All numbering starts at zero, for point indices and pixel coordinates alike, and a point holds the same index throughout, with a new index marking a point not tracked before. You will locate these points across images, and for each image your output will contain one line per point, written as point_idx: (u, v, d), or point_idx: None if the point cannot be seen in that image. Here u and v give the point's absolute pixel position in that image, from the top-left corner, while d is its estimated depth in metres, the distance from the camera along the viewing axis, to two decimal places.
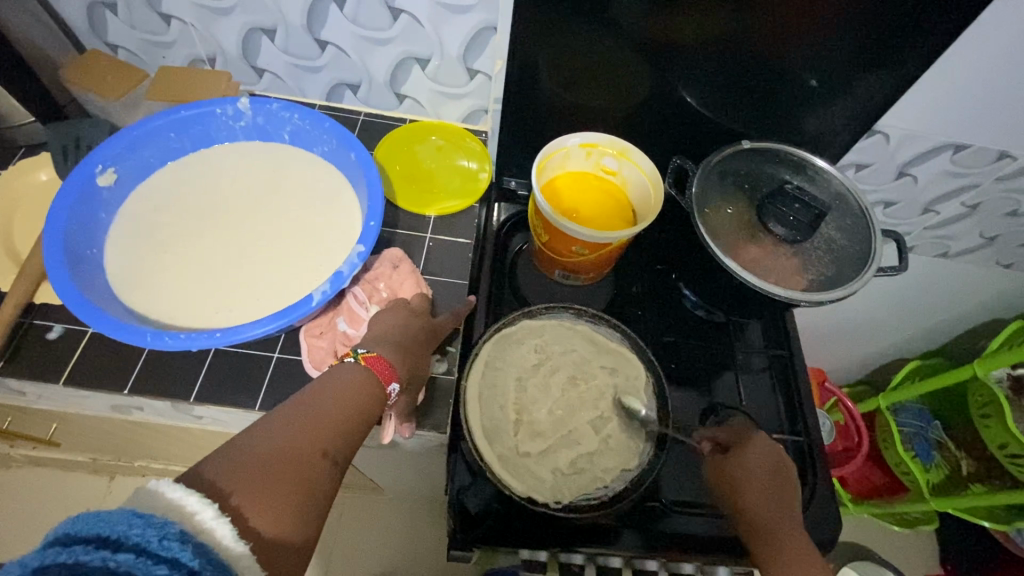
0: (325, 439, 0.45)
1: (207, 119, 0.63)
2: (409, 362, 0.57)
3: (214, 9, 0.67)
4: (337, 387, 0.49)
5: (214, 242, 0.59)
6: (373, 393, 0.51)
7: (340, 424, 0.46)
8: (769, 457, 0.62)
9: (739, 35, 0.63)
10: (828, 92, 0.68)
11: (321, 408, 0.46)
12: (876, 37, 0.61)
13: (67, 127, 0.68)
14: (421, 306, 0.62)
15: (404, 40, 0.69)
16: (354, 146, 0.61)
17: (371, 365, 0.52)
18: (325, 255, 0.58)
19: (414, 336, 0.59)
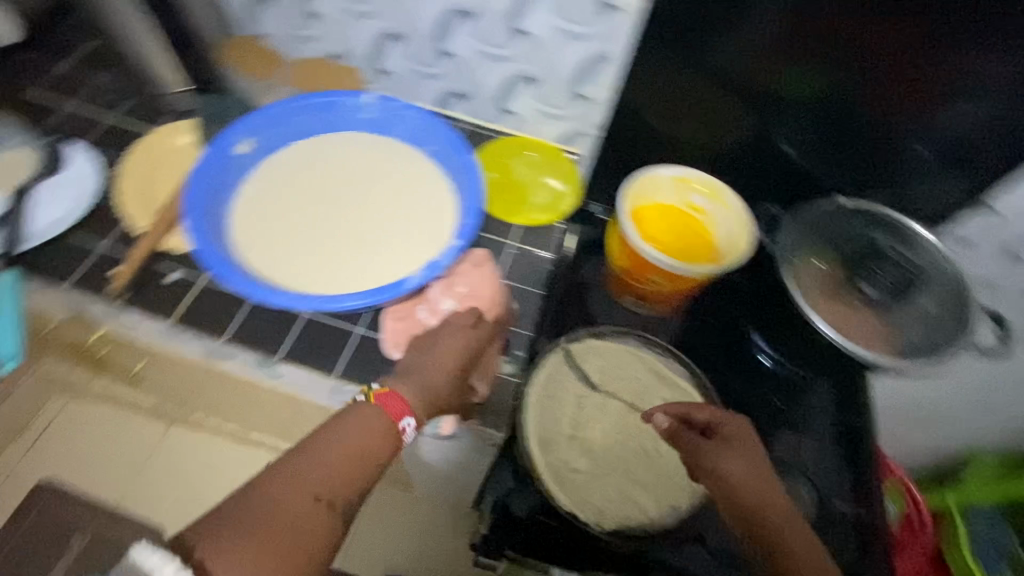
0: (324, 483, 0.46)
1: (336, 108, 0.69)
2: (429, 401, 0.55)
3: (356, 13, 0.75)
4: (346, 430, 0.50)
5: (325, 217, 0.64)
6: (382, 438, 0.51)
7: (345, 467, 0.47)
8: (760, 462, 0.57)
9: (848, 90, 0.64)
10: (939, 158, 0.66)
11: (331, 452, 0.48)
12: (994, 107, 0.60)
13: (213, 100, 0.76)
14: (462, 340, 0.59)
15: (520, 59, 0.73)
16: (462, 152, 0.67)
17: (381, 401, 0.53)
18: (422, 245, 0.63)
19: (440, 371, 0.57)
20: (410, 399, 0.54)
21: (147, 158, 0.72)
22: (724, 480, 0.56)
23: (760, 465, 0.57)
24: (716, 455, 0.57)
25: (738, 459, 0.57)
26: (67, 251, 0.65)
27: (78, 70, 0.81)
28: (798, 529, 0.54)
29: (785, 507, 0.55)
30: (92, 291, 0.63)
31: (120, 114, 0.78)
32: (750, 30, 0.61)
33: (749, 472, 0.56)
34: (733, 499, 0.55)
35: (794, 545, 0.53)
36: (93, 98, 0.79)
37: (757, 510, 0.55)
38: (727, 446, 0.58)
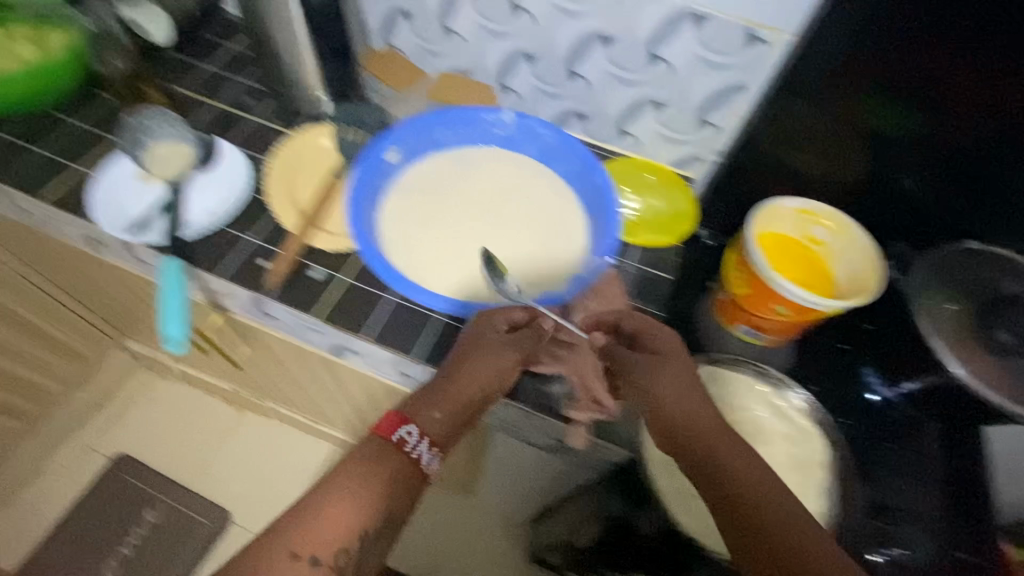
0: (309, 542, 0.50)
1: (475, 122, 0.72)
2: (443, 410, 0.58)
3: (494, 31, 0.77)
4: (347, 476, 0.54)
5: (468, 225, 0.68)
6: (394, 464, 0.55)
7: (328, 527, 0.51)
8: (653, 361, 0.58)
9: (992, 132, 0.60)
10: None
11: (328, 502, 0.52)
12: None
13: (351, 107, 0.80)
14: (495, 352, 0.59)
15: (652, 84, 0.75)
16: (599, 172, 0.68)
17: (380, 427, 0.57)
18: (559, 259, 0.67)
19: (466, 392, 0.58)
20: (418, 413, 0.58)
21: (291, 157, 0.76)
22: (642, 384, 0.58)
23: (682, 381, 0.58)
24: (642, 365, 0.59)
25: (661, 370, 0.58)
26: (221, 243, 0.69)
27: (223, 71, 0.86)
28: (733, 452, 0.55)
29: (712, 423, 0.56)
30: (245, 282, 0.67)
31: (261, 115, 0.82)
32: (899, 62, 0.59)
33: (671, 386, 0.57)
34: (653, 406, 0.57)
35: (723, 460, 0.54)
36: (237, 98, 0.83)
37: (679, 420, 0.56)
38: (658, 360, 0.58)
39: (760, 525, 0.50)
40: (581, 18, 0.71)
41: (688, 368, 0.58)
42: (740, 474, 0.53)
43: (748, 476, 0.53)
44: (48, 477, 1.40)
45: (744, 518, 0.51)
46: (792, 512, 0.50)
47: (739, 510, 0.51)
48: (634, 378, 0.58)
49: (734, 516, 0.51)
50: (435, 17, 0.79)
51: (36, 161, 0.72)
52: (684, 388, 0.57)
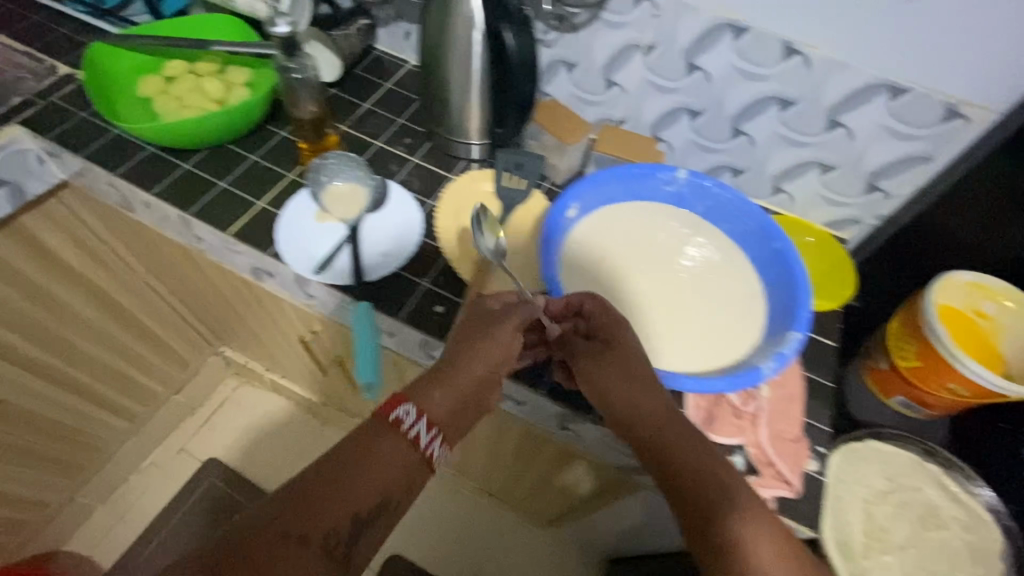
0: (304, 524, 0.45)
1: (648, 179, 0.72)
2: (453, 395, 0.55)
3: (660, 86, 0.78)
4: (340, 458, 0.49)
5: (650, 289, 0.67)
6: (390, 446, 0.51)
7: (328, 509, 0.46)
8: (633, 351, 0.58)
9: None
10: None
11: (319, 484, 0.48)
12: None
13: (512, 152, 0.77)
14: (497, 341, 0.58)
15: (824, 147, 0.74)
16: (780, 238, 0.66)
17: (380, 412, 0.52)
18: (742, 335, 0.63)
19: (470, 375, 0.56)
20: (415, 398, 0.54)
21: (456, 201, 0.78)
22: (624, 377, 0.57)
23: (634, 370, 0.57)
24: (620, 358, 0.58)
25: (632, 362, 0.57)
26: (395, 286, 0.71)
27: (382, 112, 0.89)
28: (692, 447, 0.53)
29: (663, 409, 0.55)
30: (422, 327, 0.69)
31: (420, 157, 0.85)
32: None
33: (646, 385, 0.56)
34: (626, 400, 0.56)
35: (683, 455, 0.52)
36: (396, 138, 0.86)
37: (658, 417, 0.55)
38: (625, 350, 0.58)
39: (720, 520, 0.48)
40: (761, 81, 0.71)
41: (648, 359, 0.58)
42: (704, 467, 0.51)
43: (708, 469, 0.51)
44: (145, 475, 1.46)
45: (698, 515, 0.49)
46: (757, 518, 0.48)
47: (707, 507, 0.49)
48: (614, 377, 0.58)
49: (690, 513, 0.50)
50: (598, 69, 0.80)
51: (221, 195, 0.75)
52: (641, 377, 0.57)
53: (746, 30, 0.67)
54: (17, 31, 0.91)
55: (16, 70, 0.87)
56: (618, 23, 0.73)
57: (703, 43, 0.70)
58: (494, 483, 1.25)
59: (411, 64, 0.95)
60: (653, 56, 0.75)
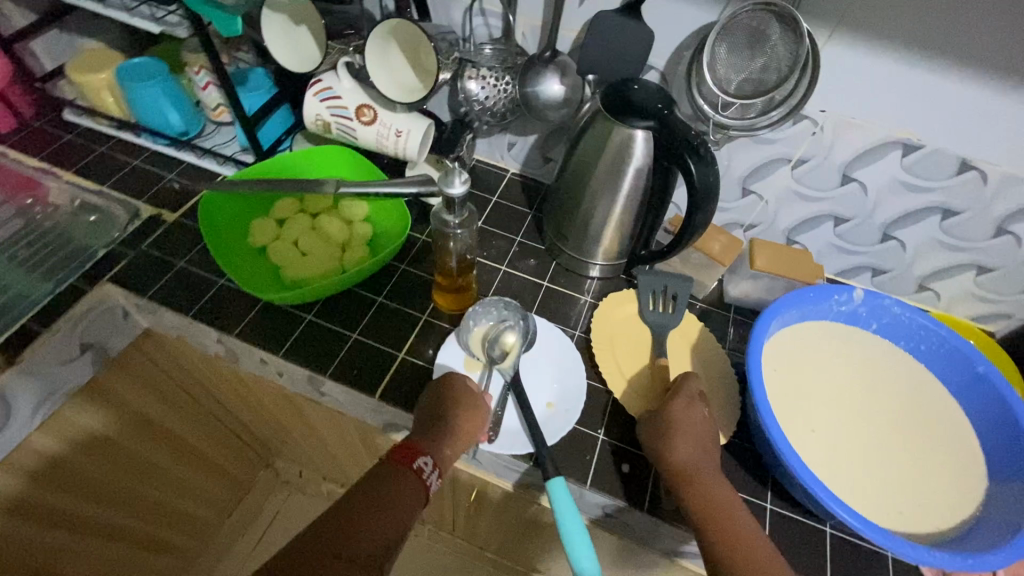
0: (347, 544, 0.48)
1: (823, 300, 0.68)
2: (447, 445, 0.57)
3: (804, 195, 0.75)
4: (363, 488, 0.52)
5: (853, 439, 0.61)
6: (408, 483, 0.53)
7: (366, 531, 0.49)
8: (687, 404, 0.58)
9: None
10: None
11: (347, 509, 0.50)
12: None
13: (657, 274, 0.73)
14: (472, 400, 0.60)
15: (985, 251, 0.72)
16: (983, 360, 0.63)
17: (396, 454, 0.55)
18: (971, 484, 0.58)
19: (462, 428, 0.58)
20: (423, 443, 0.56)
21: (606, 328, 0.73)
22: (663, 436, 0.57)
23: (689, 421, 0.58)
24: (664, 416, 0.58)
25: (674, 422, 0.57)
26: (570, 444, 0.65)
27: (497, 230, 0.84)
28: (712, 492, 0.54)
29: (697, 462, 0.55)
30: (608, 490, 0.62)
31: (550, 279, 0.80)
32: None
33: (684, 439, 0.56)
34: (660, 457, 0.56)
35: (704, 499, 0.53)
36: (518, 260, 0.81)
37: (688, 468, 0.55)
38: (671, 408, 0.58)
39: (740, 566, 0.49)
40: (926, 192, 0.68)
41: (704, 420, 0.58)
42: (724, 515, 0.52)
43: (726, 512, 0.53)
44: None
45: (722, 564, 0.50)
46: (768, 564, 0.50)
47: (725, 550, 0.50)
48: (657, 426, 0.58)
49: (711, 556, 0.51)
50: (736, 179, 0.77)
51: (357, 350, 0.68)
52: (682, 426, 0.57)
53: (917, 146, 0.65)
54: (85, 169, 0.83)
55: (90, 214, 0.78)
56: (770, 140, 0.70)
57: (864, 157, 0.68)
58: None
59: (512, 172, 0.90)
60: (804, 169, 0.72)
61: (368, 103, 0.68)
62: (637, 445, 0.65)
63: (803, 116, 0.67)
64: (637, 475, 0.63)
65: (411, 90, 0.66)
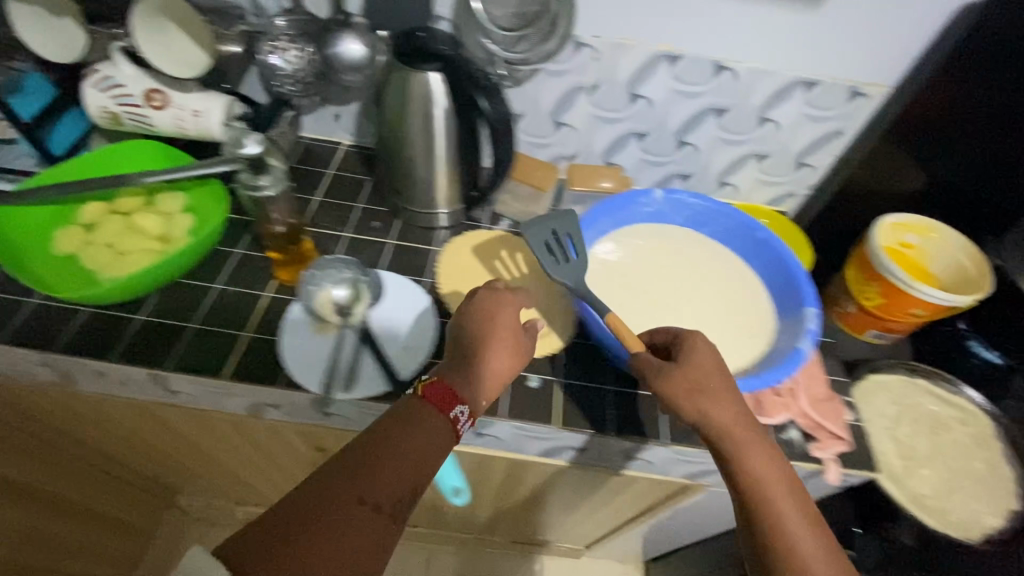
0: (377, 491, 0.49)
1: (630, 204, 0.77)
2: (479, 394, 0.58)
3: (606, 118, 0.83)
4: (393, 430, 0.52)
5: (668, 313, 0.71)
6: (437, 429, 0.54)
7: (392, 473, 0.50)
8: (711, 353, 0.58)
9: None
10: None
11: (377, 459, 0.50)
12: None
13: (542, 224, 0.69)
14: (514, 344, 0.61)
15: (757, 141, 0.84)
16: (760, 228, 0.74)
17: (428, 396, 0.56)
18: (763, 326, 0.70)
19: (489, 369, 0.59)
20: (457, 390, 0.57)
21: (454, 272, 0.76)
22: (695, 395, 0.55)
23: (722, 378, 0.57)
24: (690, 373, 0.56)
25: (703, 378, 0.56)
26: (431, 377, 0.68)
27: (338, 200, 0.85)
28: (757, 451, 0.55)
29: (737, 421, 0.55)
30: None
31: (396, 236, 0.82)
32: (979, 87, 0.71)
33: (719, 399, 0.56)
34: (699, 420, 0.55)
35: (745, 453, 0.55)
36: (363, 223, 0.83)
37: (724, 429, 0.55)
38: (693, 363, 0.57)
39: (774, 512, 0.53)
40: (697, 96, 0.79)
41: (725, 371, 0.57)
42: (761, 463, 0.54)
43: (769, 465, 0.54)
44: None
45: (759, 516, 0.53)
46: (797, 503, 0.53)
47: (765, 502, 0.53)
48: (687, 387, 0.56)
49: (748, 508, 0.54)
50: (547, 113, 0.83)
51: (199, 339, 0.67)
52: (720, 381, 0.56)
53: (679, 57, 0.75)
54: None
55: None
56: (562, 71, 0.77)
57: (641, 75, 0.77)
58: (526, 532, 1.21)
59: (346, 144, 0.91)
60: (598, 93, 0.80)
61: (155, 87, 0.65)
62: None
63: (581, 44, 0.74)
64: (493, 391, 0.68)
65: (193, 65, 0.65)
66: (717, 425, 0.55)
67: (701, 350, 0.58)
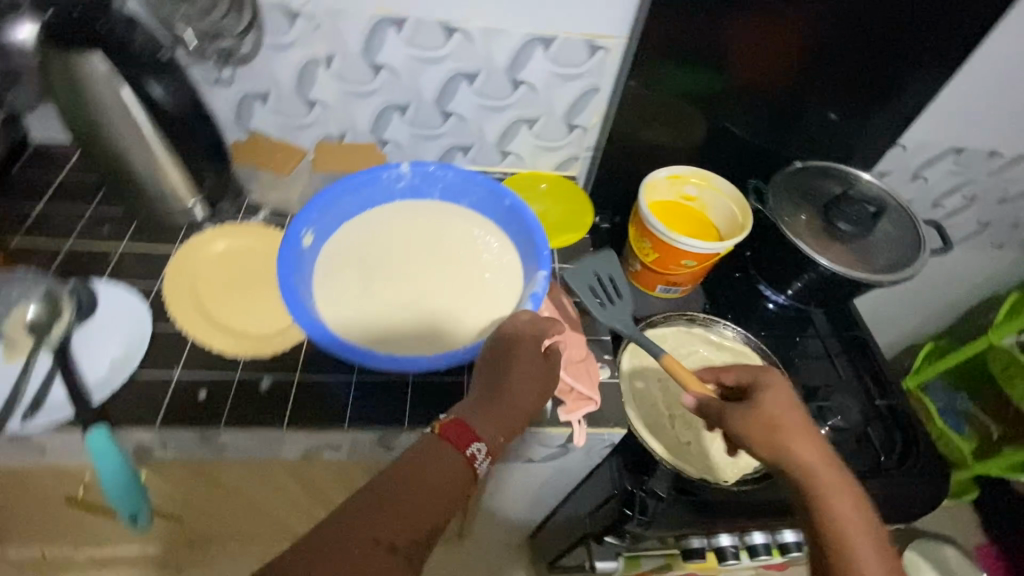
0: (395, 530, 0.46)
1: (374, 183, 0.72)
2: (502, 430, 0.55)
3: (356, 93, 0.78)
4: (420, 467, 0.50)
5: (409, 290, 0.67)
6: (458, 467, 0.51)
7: (412, 513, 0.47)
8: (793, 394, 0.58)
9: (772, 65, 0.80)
10: (836, 117, 0.87)
11: (393, 495, 0.47)
12: (859, 43, 0.78)
13: (582, 269, 0.74)
14: (540, 382, 0.59)
15: (519, 105, 0.81)
16: (508, 194, 0.72)
17: (448, 433, 0.53)
18: (504, 292, 0.68)
19: (520, 408, 0.57)
20: (475, 425, 0.54)
21: (187, 274, 0.69)
22: (770, 426, 0.55)
23: (800, 417, 0.56)
24: (760, 409, 0.56)
25: (776, 412, 0.56)
26: (140, 392, 0.62)
27: (64, 207, 0.76)
28: (841, 492, 0.51)
29: (820, 459, 0.53)
30: (183, 420, 0.60)
31: (130, 241, 0.74)
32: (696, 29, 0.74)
33: (798, 434, 0.55)
34: (774, 453, 0.54)
35: (829, 492, 0.51)
36: (91, 230, 0.74)
37: (807, 465, 0.53)
38: (764, 399, 0.57)
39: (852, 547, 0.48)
40: (440, 62, 0.75)
41: (802, 412, 0.57)
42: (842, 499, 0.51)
43: (855, 507, 0.51)
44: None
45: (832, 557, 0.49)
46: (886, 556, 0.48)
47: (847, 546, 0.48)
48: (756, 422, 0.56)
49: (823, 552, 0.49)
50: (291, 92, 0.77)
51: None
52: (797, 419, 0.56)
53: (404, 20, 0.70)
54: None
55: None
56: (288, 44, 0.72)
57: (373, 43, 0.72)
58: None
59: None
60: (337, 65, 0.74)
61: None
62: (216, 369, 0.64)
63: (296, 14, 0.69)
64: (216, 396, 0.62)
65: None
66: (794, 459, 0.53)
67: (775, 388, 0.58)
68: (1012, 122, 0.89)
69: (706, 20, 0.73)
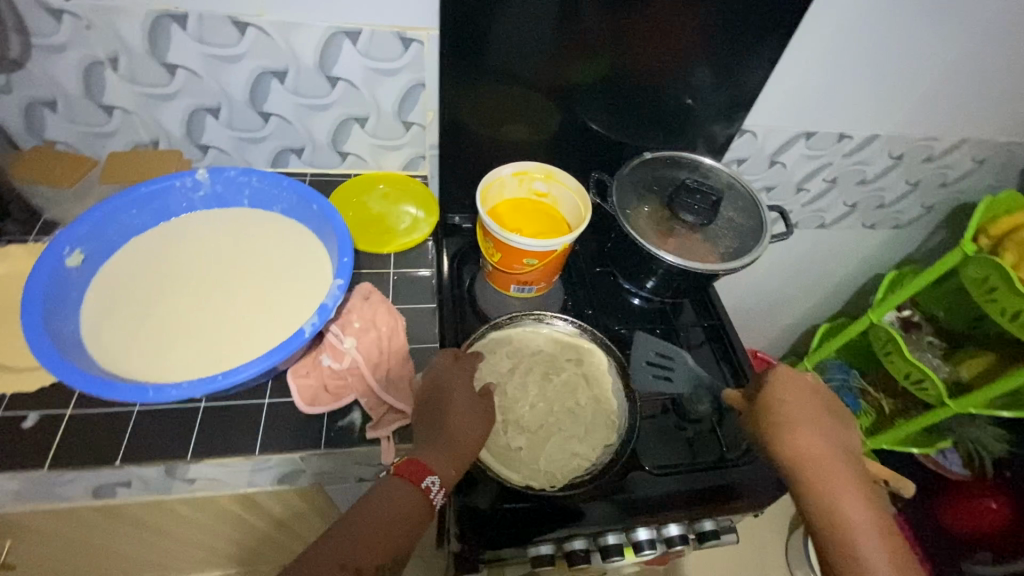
0: (361, 557, 0.50)
1: (168, 192, 0.67)
2: (455, 462, 0.56)
3: (156, 95, 0.72)
4: (382, 499, 0.53)
5: (199, 310, 0.62)
6: (413, 500, 0.54)
7: (377, 544, 0.51)
8: (802, 388, 0.63)
9: (608, 55, 0.77)
10: (680, 105, 0.86)
11: (361, 529, 0.51)
12: (693, 31, 0.76)
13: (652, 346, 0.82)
14: (476, 411, 0.61)
15: (343, 103, 0.77)
16: (316, 198, 0.67)
17: (403, 471, 0.55)
18: (304, 303, 0.63)
19: (461, 436, 0.58)
20: (428, 459, 0.56)
21: None
22: (775, 423, 0.60)
23: (810, 412, 0.61)
24: (770, 407, 0.61)
25: (785, 409, 0.61)
26: None
27: None
28: (839, 481, 0.56)
29: (822, 451, 0.58)
30: None
31: None
32: (518, 24, 0.70)
33: (804, 430, 0.59)
34: (779, 446, 0.59)
35: (828, 489, 0.55)
36: None
37: (809, 457, 0.58)
38: (772, 395, 0.62)
39: (844, 524, 0.53)
40: (241, 60, 0.70)
41: (813, 406, 0.61)
42: (839, 491, 0.55)
43: (852, 496, 0.55)
44: None
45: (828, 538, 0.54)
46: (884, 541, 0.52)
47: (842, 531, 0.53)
48: (763, 418, 0.61)
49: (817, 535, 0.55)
50: (81, 98, 0.70)
51: None
52: (803, 415, 0.60)
53: (184, 14, 0.64)
54: None
55: None
56: (60, 45, 0.65)
57: (158, 41, 0.66)
58: None
59: None
60: (125, 67, 0.68)
61: None
62: None
63: (59, 12, 0.62)
64: None
65: None
66: (795, 451, 0.58)
67: (783, 387, 0.63)
68: (851, 105, 0.90)
69: (522, 12, 0.69)
